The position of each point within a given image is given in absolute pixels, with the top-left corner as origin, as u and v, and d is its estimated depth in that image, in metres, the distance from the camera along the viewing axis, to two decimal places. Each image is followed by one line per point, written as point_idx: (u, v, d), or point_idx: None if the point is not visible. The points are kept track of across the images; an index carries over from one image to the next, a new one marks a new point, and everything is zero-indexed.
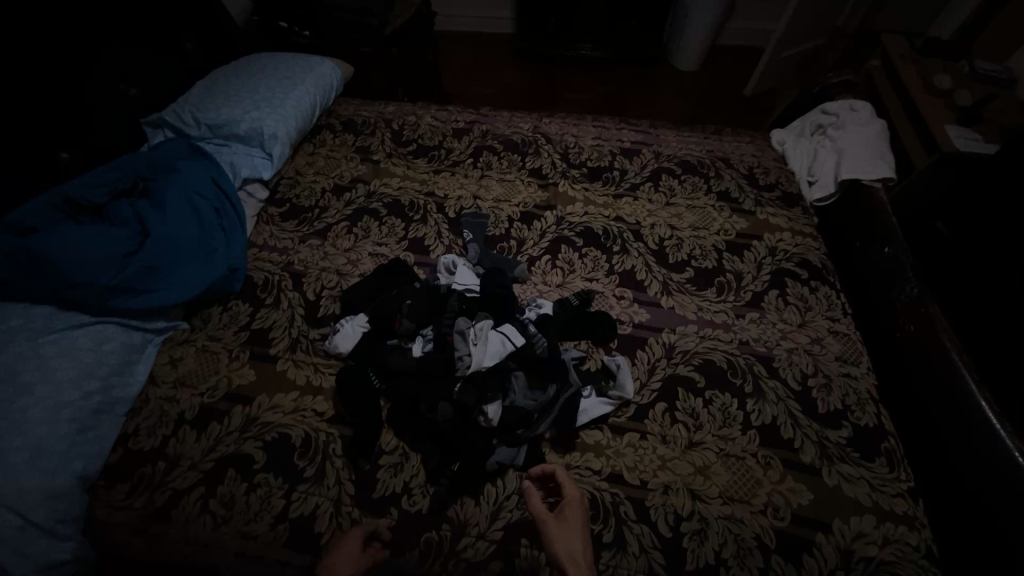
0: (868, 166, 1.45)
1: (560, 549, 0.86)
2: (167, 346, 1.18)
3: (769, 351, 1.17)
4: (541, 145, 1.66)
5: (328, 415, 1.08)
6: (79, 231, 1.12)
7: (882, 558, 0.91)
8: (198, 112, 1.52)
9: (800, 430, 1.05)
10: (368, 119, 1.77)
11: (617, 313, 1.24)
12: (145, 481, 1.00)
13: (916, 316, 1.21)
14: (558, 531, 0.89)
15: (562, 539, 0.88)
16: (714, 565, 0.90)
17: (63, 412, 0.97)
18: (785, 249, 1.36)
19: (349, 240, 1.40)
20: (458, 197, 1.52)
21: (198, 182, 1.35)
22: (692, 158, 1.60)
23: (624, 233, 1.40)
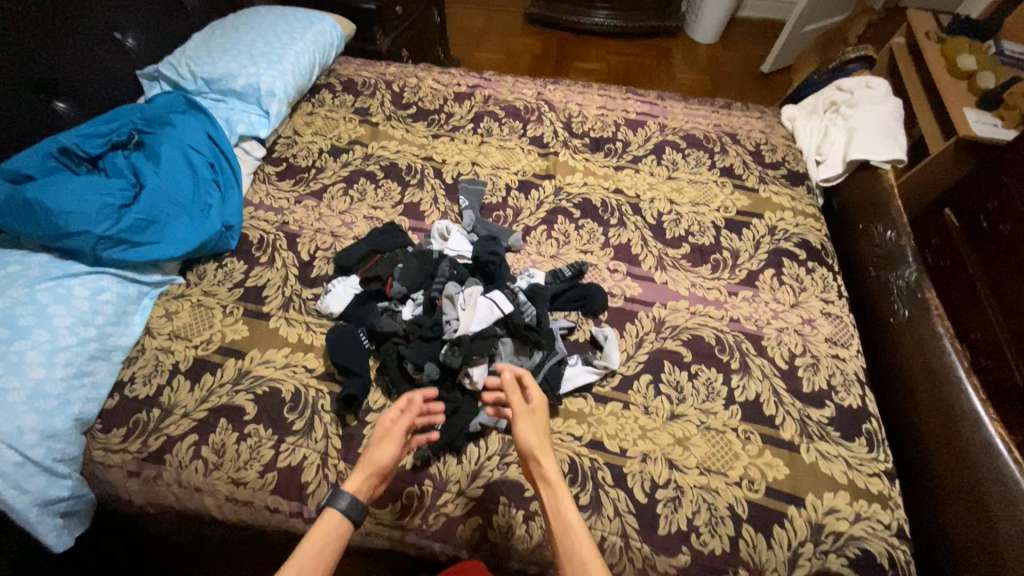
0: (879, 148, 1.42)
1: (531, 439, 0.89)
2: (162, 299, 1.19)
3: (759, 330, 1.16)
4: (544, 112, 1.62)
5: (318, 372, 1.11)
6: (75, 181, 1.12)
7: (851, 533, 0.93)
8: (194, 65, 1.49)
9: (783, 407, 1.06)
10: (368, 79, 1.73)
11: (610, 286, 1.24)
12: (140, 427, 1.03)
13: (913, 302, 1.20)
14: (528, 424, 0.92)
15: (533, 432, 0.91)
16: (685, 530, 0.93)
17: (60, 357, 1.00)
18: (786, 228, 1.34)
19: (344, 202, 1.40)
20: (456, 162, 1.50)
21: (193, 137, 1.34)
22: (698, 132, 1.56)
23: (622, 205, 1.38)
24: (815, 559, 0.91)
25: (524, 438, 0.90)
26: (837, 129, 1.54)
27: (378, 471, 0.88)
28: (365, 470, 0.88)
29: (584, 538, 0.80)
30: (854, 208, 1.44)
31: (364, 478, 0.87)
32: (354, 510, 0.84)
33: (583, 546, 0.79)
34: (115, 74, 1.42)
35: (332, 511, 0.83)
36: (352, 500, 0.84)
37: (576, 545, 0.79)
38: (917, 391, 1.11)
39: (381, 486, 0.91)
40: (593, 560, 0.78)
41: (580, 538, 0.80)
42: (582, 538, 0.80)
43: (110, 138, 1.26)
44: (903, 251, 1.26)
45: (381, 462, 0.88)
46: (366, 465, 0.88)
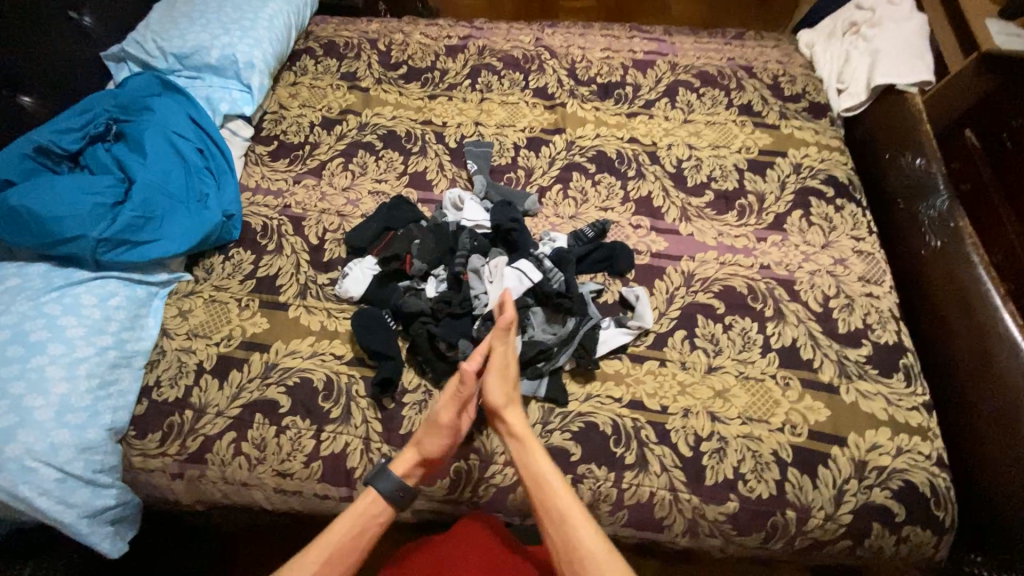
0: (906, 69, 1.36)
1: (498, 399, 0.91)
2: (174, 298, 1.15)
3: (791, 274, 1.14)
4: (545, 60, 1.51)
5: (347, 358, 1.08)
6: (59, 182, 1.05)
7: (894, 466, 0.95)
8: (161, 41, 1.36)
9: (820, 350, 1.05)
10: (351, 40, 1.59)
11: (635, 243, 1.19)
12: (175, 429, 1.02)
13: (944, 232, 1.17)
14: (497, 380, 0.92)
15: (502, 391, 0.92)
16: (732, 479, 0.95)
17: (80, 368, 0.97)
18: (812, 165, 1.28)
19: (346, 178, 1.32)
20: (458, 124, 1.40)
21: (176, 122, 1.24)
22: (711, 68, 1.46)
23: (639, 155, 1.32)
24: (860, 494, 0.93)
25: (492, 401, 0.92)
26: (859, 52, 1.45)
27: (425, 459, 0.91)
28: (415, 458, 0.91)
29: (558, 488, 0.85)
30: (879, 138, 1.38)
31: (411, 465, 0.91)
32: (390, 494, 0.89)
33: (558, 494, 0.84)
34: (76, 58, 1.29)
35: (370, 491, 0.89)
36: (391, 485, 0.89)
37: (552, 496, 0.84)
38: (951, 322, 1.10)
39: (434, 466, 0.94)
40: (567, 506, 0.83)
41: (556, 489, 0.85)
42: (558, 489, 0.85)
43: (86, 131, 1.16)
44: (934, 179, 1.22)
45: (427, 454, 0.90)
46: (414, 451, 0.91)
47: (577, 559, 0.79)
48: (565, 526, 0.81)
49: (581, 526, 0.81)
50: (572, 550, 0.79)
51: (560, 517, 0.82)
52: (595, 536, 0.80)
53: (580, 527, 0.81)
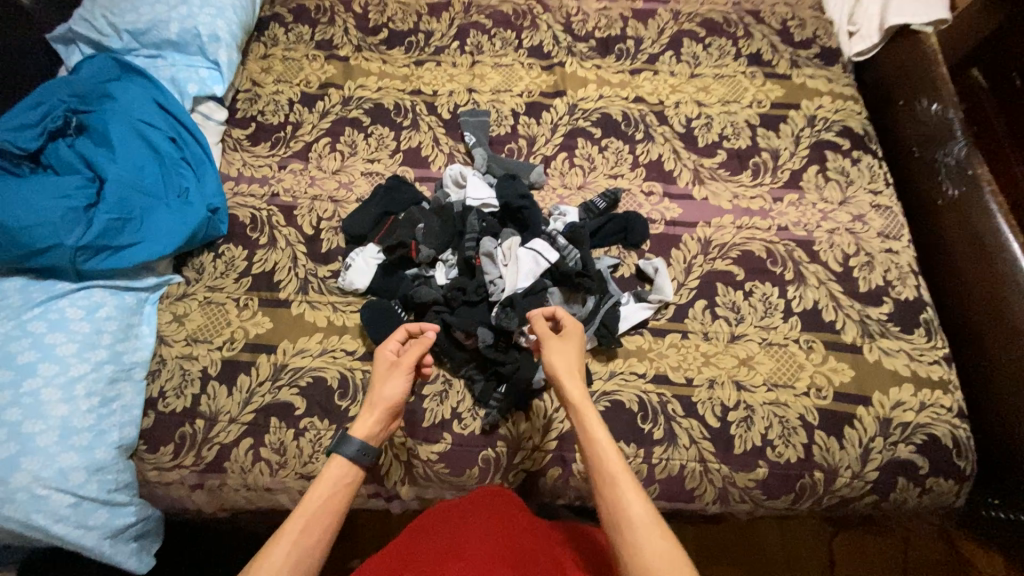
0: (920, 9, 1.29)
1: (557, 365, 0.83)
2: (166, 303, 1.08)
3: (810, 235, 1.11)
4: (537, 15, 1.39)
5: (359, 353, 1.04)
6: (23, 187, 0.96)
7: (917, 421, 0.96)
8: (112, 16, 1.22)
9: (842, 311, 1.04)
10: (322, 2, 1.44)
11: (648, 212, 1.14)
12: (189, 440, 0.98)
13: (963, 179, 1.15)
14: (555, 348, 0.86)
15: (561, 361, 0.84)
16: (760, 446, 0.95)
17: (78, 388, 0.91)
18: (826, 116, 1.23)
19: (335, 160, 1.23)
20: (450, 92, 1.30)
21: (141, 109, 1.13)
22: (716, 15, 1.36)
23: (646, 116, 1.24)
24: (886, 451, 0.95)
25: (550, 362, 0.84)
26: None
27: (389, 410, 0.84)
28: (377, 411, 0.83)
29: (611, 453, 0.73)
30: (892, 82, 1.32)
31: (375, 420, 0.82)
32: (362, 454, 0.78)
33: (612, 460, 0.73)
34: (17, 43, 1.16)
35: (339, 457, 0.77)
36: (361, 444, 0.79)
37: (605, 459, 0.73)
38: (967, 272, 1.09)
39: (394, 425, 0.87)
40: (620, 472, 0.71)
41: (609, 455, 0.73)
42: (610, 454, 0.73)
43: (44, 125, 1.05)
44: (951, 126, 1.19)
45: (390, 400, 0.84)
46: (376, 406, 0.84)
47: (626, 529, 0.66)
48: (615, 492, 0.69)
49: (634, 495, 0.69)
50: (621, 518, 0.67)
51: (612, 481, 0.70)
52: (648, 507, 0.67)
53: (633, 495, 0.69)
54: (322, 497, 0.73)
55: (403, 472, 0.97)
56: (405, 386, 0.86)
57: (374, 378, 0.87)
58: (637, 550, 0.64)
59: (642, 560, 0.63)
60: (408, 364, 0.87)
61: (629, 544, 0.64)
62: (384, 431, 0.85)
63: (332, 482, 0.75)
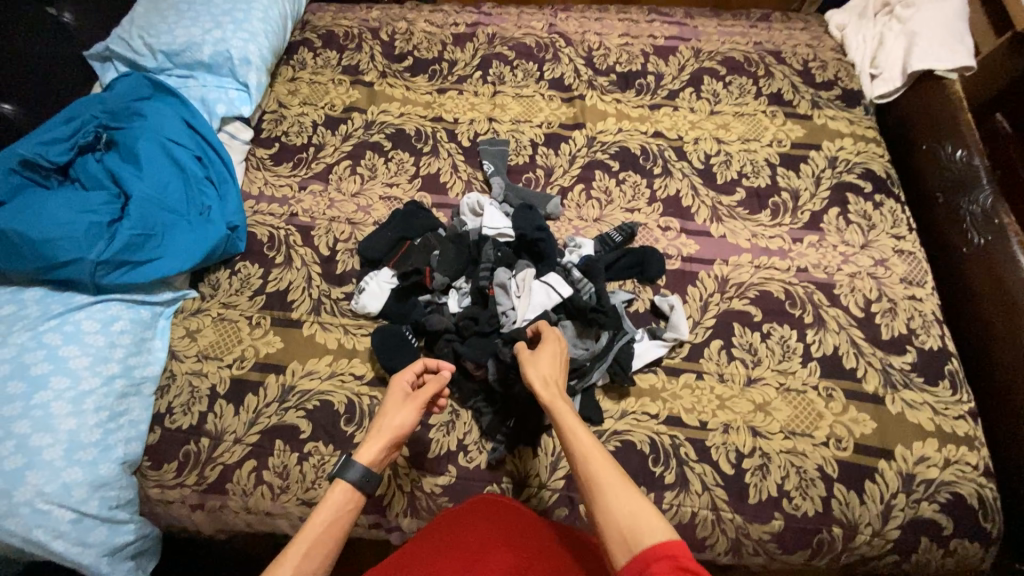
0: (945, 53, 1.28)
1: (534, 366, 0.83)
2: (180, 318, 1.08)
3: (830, 277, 1.09)
4: (560, 48, 1.41)
5: (368, 378, 1.03)
6: (51, 201, 0.98)
7: (942, 479, 0.92)
8: (149, 37, 1.27)
9: (863, 358, 1.01)
10: (350, 29, 1.49)
11: (664, 247, 1.13)
12: (192, 459, 0.97)
13: (989, 229, 1.12)
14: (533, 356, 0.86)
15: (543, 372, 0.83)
16: (776, 497, 0.91)
17: (87, 402, 0.91)
18: (847, 158, 1.22)
19: (355, 183, 1.24)
20: (471, 120, 1.32)
21: (169, 127, 1.15)
22: (737, 54, 1.38)
23: (664, 151, 1.24)
24: (908, 509, 0.91)
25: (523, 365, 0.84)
26: (894, 34, 1.37)
27: (395, 440, 0.82)
28: (384, 439, 0.81)
29: (579, 428, 0.73)
30: (915, 125, 1.31)
31: (382, 448, 0.80)
32: (365, 481, 0.76)
33: (580, 435, 0.72)
34: (58, 61, 1.21)
35: (341, 481, 0.75)
36: (365, 471, 0.76)
37: (574, 434, 0.72)
38: (994, 322, 1.06)
39: (394, 453, 0.85)
40: (589, 445, 0.71)
41: (578, 430, 0.73)
42: (579, 430, 0.73)
43: (74, 140, 1.08)
44: (976, 173, 1.17)
45: (399, 429, 0.82)
46: (385, 433, 0.81)
47: (598, 497, 0.65)
48: (586, 464, 0.69)
49: (604, 463, 0.69)
50: (593, 488, 0.66)
51: (582, 454, 0.70)
52: (617, 473, 0.67)
53: (603, 465, 0.68)
54: (324, 523, 0.71)
55: (405, 503, 0.94)
56: (416, 418, 0.84)
57: (385, 404, 0.85)
58: (611, 514, 0.63)
59: (615, 523, 0.62)
60: (422, 399, 0.85)
61: (602, 510, 0.64)
62: (385, 459, 0.82)
63: (334, 507, 0.73)
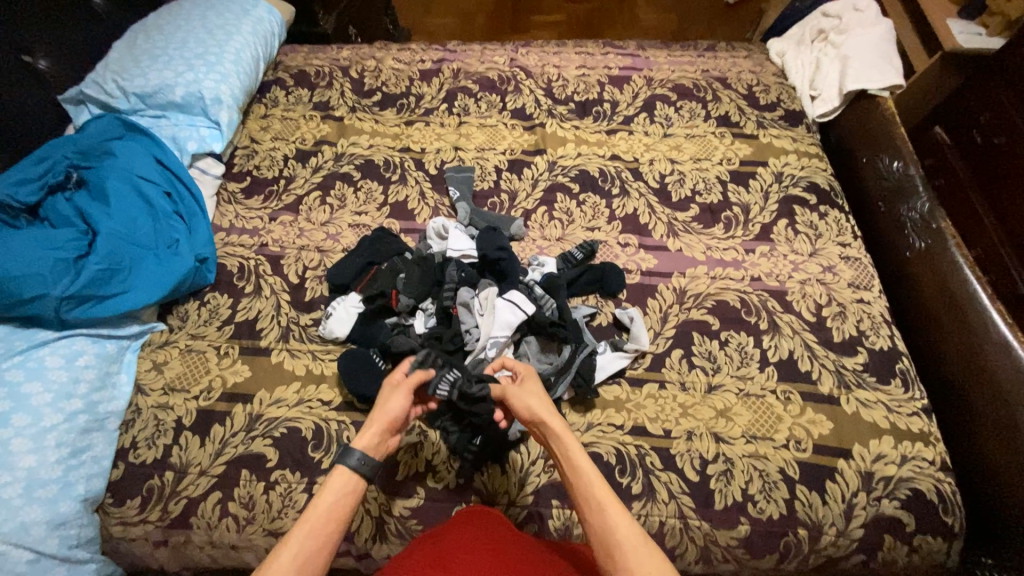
0: (876, 74, 1.39)
1: (530, 399, 0.85)
2: (147, 351, 1.09)
3: (782, 285, 1.14)
4: (521, 80, 1.49)
5: (336, 403, 1.03)
6: (17, 239, 1.00)
7: (901, 475, 0.94)
8: (122, 80, 1.31)
9: (817, 361, 1.05)
10: (321, 68, 1.56)
11: (624, 262, 1.18)
12: (156, 493, 0.95)
13: (928, 233, 1.18)
14: (523, 390, 0.87)
15: (531, 401, 0.86)
16: (741, 502, 0.93)
17: (49, 438, 0.90)
18: (792, 173, 1.29)
19: (324, 213, 1.28)
20: (437, 149, 1.38)
21: (140, 165, 1.19)
22: (686, 80, 1.47)
23: (621, 172, 1.31)
24: (870, 507, 0.92)
25: (524, 405, 0.85)
26: (829, 59, 1.48)
27: (390, 425, 0.84)
28: (380, 425, 0.82)
29: (596, 483, 0.75)
30: (854, 141, 1.40)
31: (377, 432, 0.82)
32: (364, 465, 0.77)
33: (598, 488, 0.74)
34: (30, 106, 1.25)
35: (342, 467, 0.77)
36: (363, 455, 0.77)
37: (591, 487, 0.74)
38: (940, 321, 1.10)
39: (392, 442, 0.86)
40: (606, 498, 0.73)
41: (595, 482, 0.75)
42: (597, 484, 0.75)
43: (44, 180, 1.10)
44: (913, 181, 1.24)
45: (391, 415, 0.84)
46: (380, 420, 0.83)
47: (616, 554, 0.67)
48: (604, 517, 0.71)
49: (621, 517, 0.70)
50: (611, 543, 0.68)
51: (599, 507, 0.72)
52: (635, 527, 0.69)
53: (621, 519, 0.70)
54: (325, 506, 0.73)
55: (374, 528, 0.93)
56: (405, 404, 0.85)
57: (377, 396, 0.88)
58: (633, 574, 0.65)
59: None
60: (411, 385, 0.87)
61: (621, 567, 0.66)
62: (384, 446, 0.83)
63: (336, 489, 0.75)
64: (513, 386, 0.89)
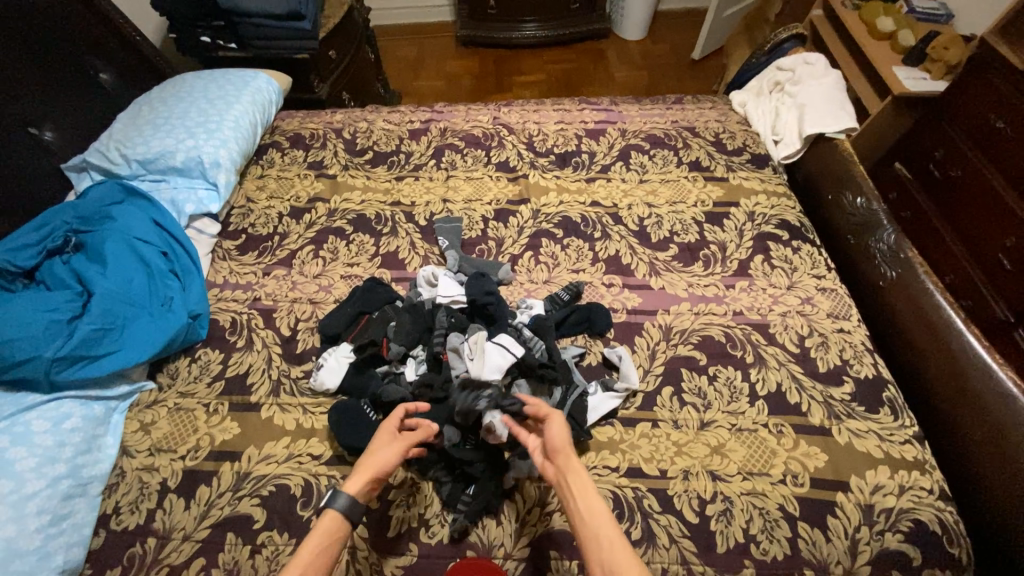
0: (831, 119, 1.49)
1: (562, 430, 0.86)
2: (136, 411, 1.08)
3: (764, 318, 1.17)
4: (504, 136, 1.59)
5: (326, 457, 1.02)
6: (13, 303, 1.02)
7: (901, 506, 0.93)
8: (125, 148, 1.38)
9: (805, 392, 1.06)
10: (316, 131, 1.65)
11: (610, 302, 1.21)
12: (136, 563, 0.91)
13: (897, 262, 1.23)
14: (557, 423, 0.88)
15: (564, 435, 0.86)
16: (744, 543, 0.90)
17: (29, 506, 0.87)
18: (763, 212, 1.36)
19: (317, 266, 1.31)
20: (426, 202, 1.44)
21: (138, 226, 1.23)
22: (658, 131, 1.57)
23: (602, 217, 1.37)
24: (874, 542, 0.90)
25: (557, 434, 0.86)
26: (788, 107, 1.60)
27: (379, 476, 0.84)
28: (369, 475, 0.81)
29: (609, 522, 0.74)
30: (819, 180, 1.49)
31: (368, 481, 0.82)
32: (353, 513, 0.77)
33: (608, 528, 0.73)
34: (34, 176, 1.31)
35: (331, 512, 0.76)
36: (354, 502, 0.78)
37: (603, 526, 0.73)
38: (919, 348, 1.13)
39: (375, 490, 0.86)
40: (615, 540, 0.72)
41: (606, 522, 0.74)
42: (608, 524, 0.74)
43: (44, 245, 1.14)
44: (878, 217, 1.31)
45: (381, 466, 0.83)
46: (372, 468, 0.83)
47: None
48: (613, 558, 0.69)
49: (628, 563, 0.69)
50: None
51: (609, 547, 0.71)
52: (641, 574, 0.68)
53: (627, 564, 0.69)
54: (312, 549, 0.72)
55: None
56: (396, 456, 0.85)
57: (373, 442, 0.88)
58: None
59: None
60: (410, 443, 0.88)
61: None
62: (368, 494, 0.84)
63: (324, 533, 0.74)
64: (552, 415, 0.90)
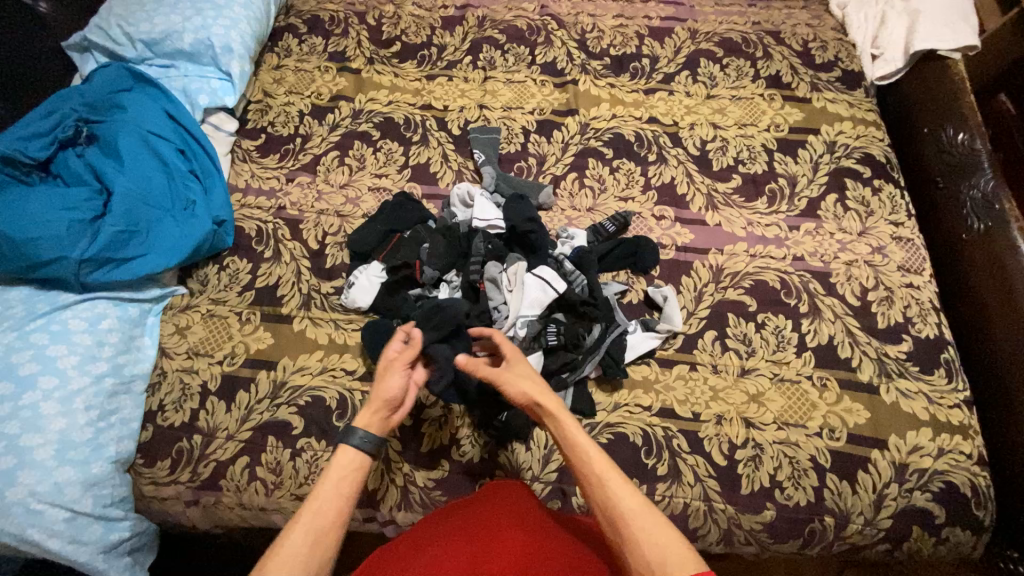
0: (948, 33, 1.24)
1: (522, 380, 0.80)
2: (170, 314, 1.07)
3: (826, 266, 1.07)
4: (552, 31, 1.37)
5: (359, 373, 1.02)
6: (34, 198, 0.98)
7: (935, 468, 0.92)
8: (127, 26, 1.23)
9: (858, 347, 1.00)
10: (336, 14, 1.44)
11: (658, 237, 1.11)
12: (185, 456, 0.97)
13: (989, 214, 1.09)
14: (515, 371, 0.82)
15: (526, 380, 0.80)
16: (769, 487, 0.92)
17: (77, 401, 0.91)
18: (846, 142, 1.19)
19: (343, 175, 1.22)
20: (461, 107, 1.28)
21: (151, 119, 1.13)
22: (734, 34, 1.33)
23: (659, 137, 1.21)
24: (900, 498, 0.91)
25: (516, 385, 0.80)
26: (896, 12, 1.33)
27: (386, 402, 0.78)
28: (373, 402, 0.78)
29: (594, 454, 0.70)
30: (914, 109, 1.28)
31: (373, 413, 0.77)
32: (368, 443, 0.73)
33: (595, 460, 0.69)
34: (35, 53, 1.19)
35: (346, 448, 0.72)
36: (364, 432, 0.73)
37: (589, 460, 0.69)
38: (988, 310, 1.04)
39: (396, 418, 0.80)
40: (605, 471, 0.68)
41: (594, 455, 0.70)
42: (594, 456, 0.70)
43: (55, 135, 1.06)
44: (978, 157, 1.13)
45: (383, 389, 0.78)
46: (375, 398, 0.78)
47: (620, 524, 0.63)
48: (604, 490, 0.66)
49: (623, 487, 0.66)
50: (614, 515, 0.64)
51: (599, 481, 0.67)
52: (638, 498, 0.65)
53: (622, 491, 0.66)
54: (333, 484, 0.70)
55: (399, 497, 0.94)
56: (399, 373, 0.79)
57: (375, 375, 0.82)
58: (637, 544, 0.61)
59: (642, 553, 0.60)
60: (407, 360, 0.81)
61: (628, 536, 0.62)
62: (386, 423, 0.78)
63: (344, 466, 0.71)
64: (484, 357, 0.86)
